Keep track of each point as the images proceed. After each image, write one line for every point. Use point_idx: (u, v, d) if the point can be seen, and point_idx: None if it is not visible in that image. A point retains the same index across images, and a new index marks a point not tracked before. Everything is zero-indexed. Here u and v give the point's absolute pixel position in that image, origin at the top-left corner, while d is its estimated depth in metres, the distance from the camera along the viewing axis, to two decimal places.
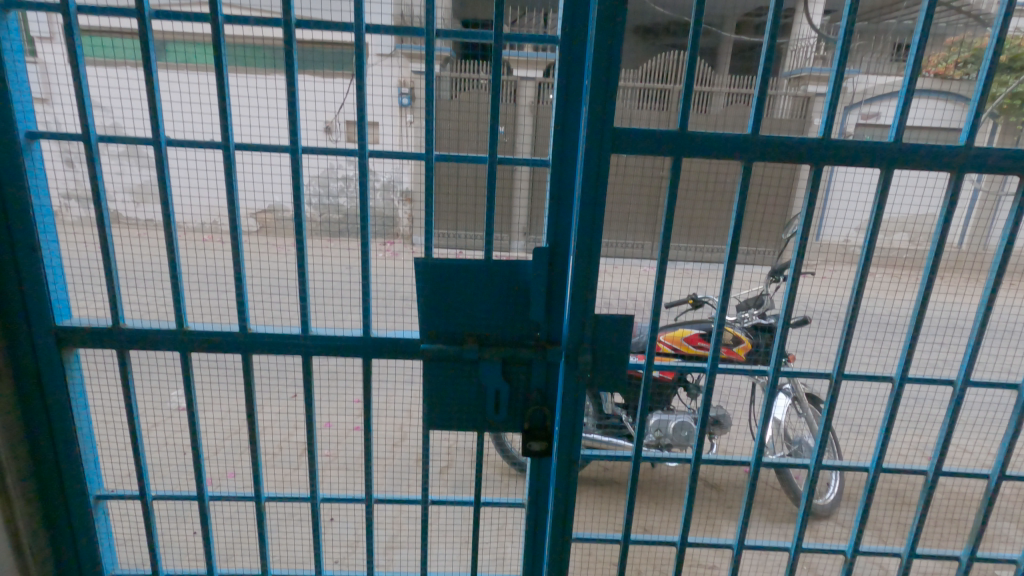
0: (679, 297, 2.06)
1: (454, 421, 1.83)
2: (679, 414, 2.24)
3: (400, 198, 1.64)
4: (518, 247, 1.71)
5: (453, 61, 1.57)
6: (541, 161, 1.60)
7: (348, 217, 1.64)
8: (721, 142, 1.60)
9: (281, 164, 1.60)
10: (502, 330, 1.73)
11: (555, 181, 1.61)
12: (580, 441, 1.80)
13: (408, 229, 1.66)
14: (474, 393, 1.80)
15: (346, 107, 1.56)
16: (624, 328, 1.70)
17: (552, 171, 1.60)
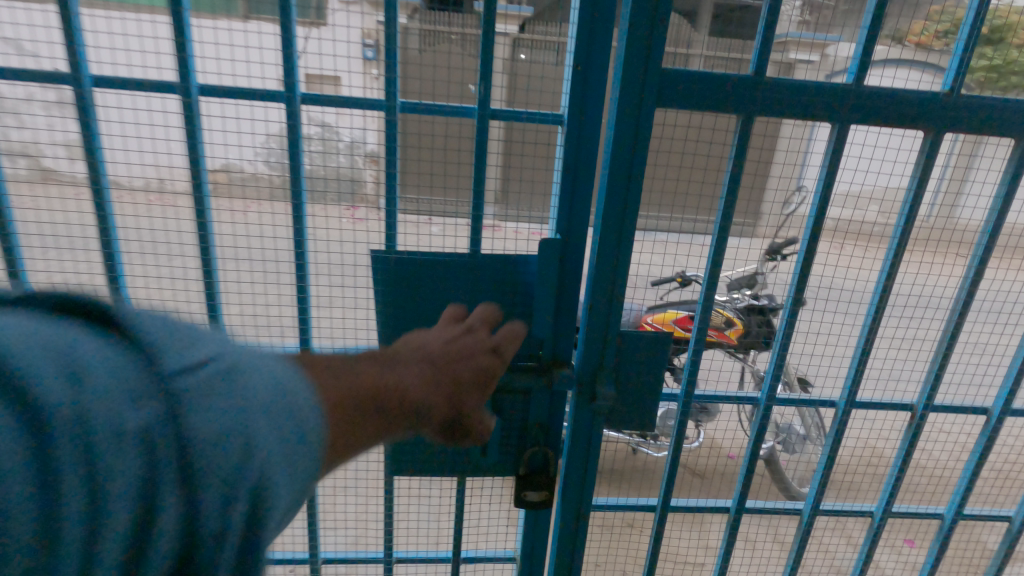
0: (667, 275, 1.95)
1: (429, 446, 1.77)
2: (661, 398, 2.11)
3: (365, 159, 1.49)
4: (490, 215, 1.56)
5: (421, 12, 1.38)
6: (548, 119, 1.50)
7: (272, 186, 1.50)
8: (739, 107, 1.53)
9: (166, 110, 1.40)
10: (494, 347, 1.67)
11: (567, 141, 1.49)
12: (587, 495, 1.83)
13: (375, 194, 1.52)
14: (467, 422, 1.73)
15: (266, 64, 1.39)
16: (649, 353, 1.68)
17: (562, 140, 1.50)
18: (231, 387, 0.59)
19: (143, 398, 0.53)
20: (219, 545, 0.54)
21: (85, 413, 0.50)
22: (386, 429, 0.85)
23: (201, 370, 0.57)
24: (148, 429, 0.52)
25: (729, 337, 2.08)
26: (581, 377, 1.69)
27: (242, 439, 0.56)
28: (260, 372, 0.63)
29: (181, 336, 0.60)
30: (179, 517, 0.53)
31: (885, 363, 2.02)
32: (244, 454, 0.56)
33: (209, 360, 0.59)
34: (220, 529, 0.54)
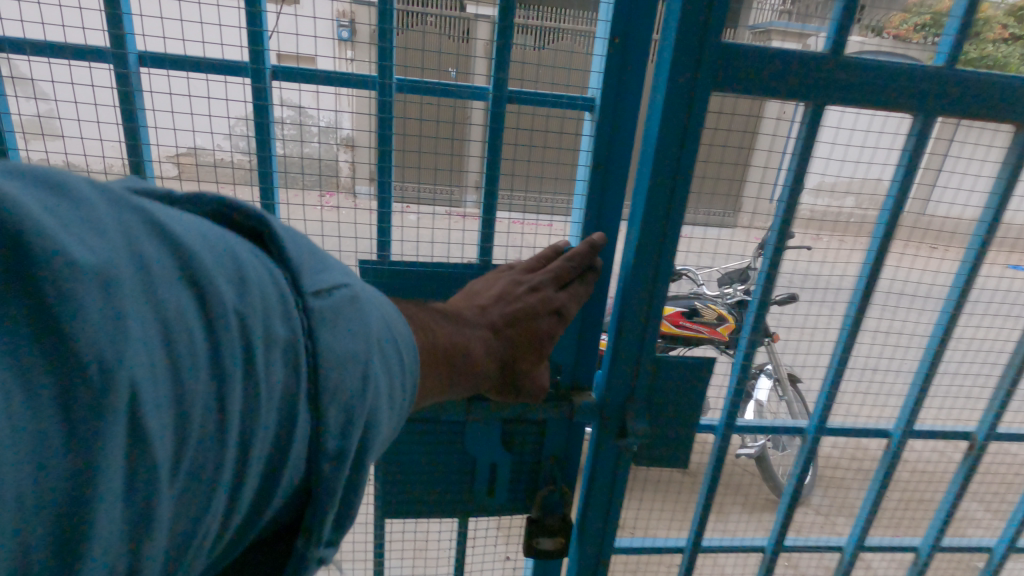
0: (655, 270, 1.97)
1: (438, 480, 1.78)
2: None
3: (341, 145, 1.43)
4: (470, 203, 1.56)
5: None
6: (580, 102, 1.48)
7: (239, 169, 1.43)
8: (809, 95, 1.44)
9: (93, 84, 1.31)
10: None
11: (602, 126, 1.46)
12: (609, 533, 1.80)
13: (350, 179, 1.47)
14: (482, 456, 1.73)
15: (215, 36, 1.30)
16: (683, 385, 1.63)
17: (591, 128, 1.49)
18: (351, 318, 0.75)
19: (290, 314, 0.68)
20: (338, 448, 0.70)
21: (250, 317, 0.62)
22: (458, 379, 1.10)
23: (330, 298, 0.73)
24: (291, 342, 0.67)
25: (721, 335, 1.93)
26: (607, 412, 1.65)
27: (358, 363, 0.73)
28: (370, 311, 0.81)
29: (315, 267, 0.76)
30: (310, 416, 0.69)
31: (950, 384, 1.99)
32: (364, 376, 0.74)
33: (336, 290, 0.75)
34: (339, 440, 0.70)
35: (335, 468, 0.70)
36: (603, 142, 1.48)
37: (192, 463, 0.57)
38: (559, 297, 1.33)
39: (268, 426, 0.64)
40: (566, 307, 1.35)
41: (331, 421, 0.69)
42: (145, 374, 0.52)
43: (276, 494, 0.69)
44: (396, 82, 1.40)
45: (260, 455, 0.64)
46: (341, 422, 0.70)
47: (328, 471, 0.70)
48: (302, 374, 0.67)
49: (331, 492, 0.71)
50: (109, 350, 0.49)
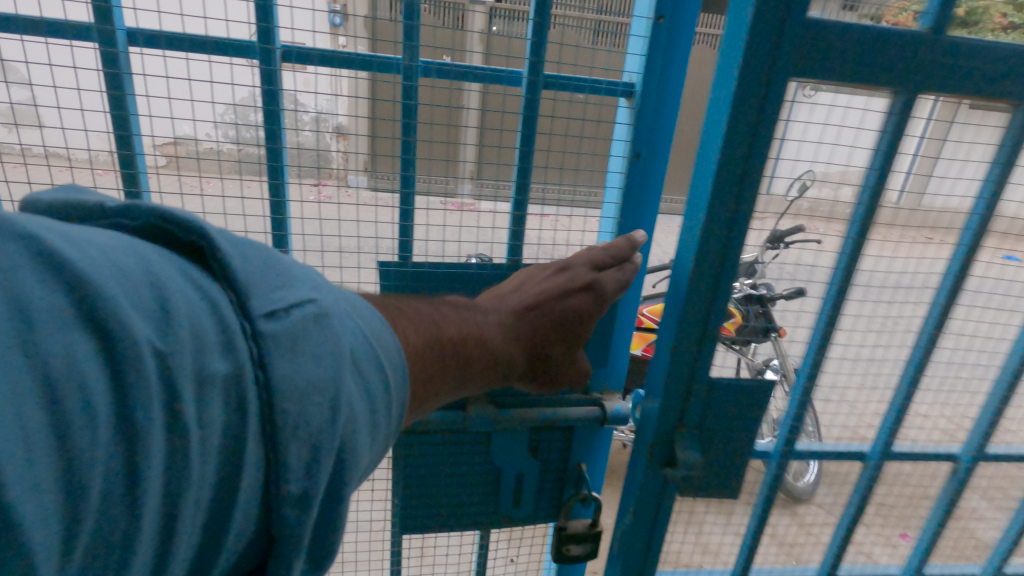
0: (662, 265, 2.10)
1: (463, 492, 1.75)
2: None
3: (333, 134, 1.39)
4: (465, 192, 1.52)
5: None
6: (619, 87, 1.46)
7: (246, 157, 1.38)
8: (900, 83, 1.35)
9: (76, 66, 1.25)
10: (544, 402, 1.63)
11: (647, 114, 1.44)
12: (653, 548, 1.79)
13: (341, 170, 1.44)
14: (511, 466, 1.71)
15: (216, 13, 1.25)
16: (740, 407, 1.59)
17: (629, 115, 1.47)
18: (312, 343, 0.72)
19: (228, 350, 0.65)
20: (293, 487, 0.70)
21: (171, 359, 0.59)
22: (467, 367, 1.15)
23: (285, 324, 0.70)
24: (230, 380, 0.65)
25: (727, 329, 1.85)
26: (655, 440, 1.61)
27: (316, 395, 0.71)
28: (340, 330, 0.78)
29: (269, 287, 0.73)
30: (259, 454, 0.68)
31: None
32: (329, 408, 0.72)
33: (293, 314, 0.72)
34: (298, 475, 0.70)
35: (292, 507, 0.71)
36: (643, 128, 1.45)
37: (110, 524, 0.56)
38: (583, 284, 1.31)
39: (203, 473, 0.63)
40: (587, 295, 1.32)
41: (283, 459, 0.69)
42: (25, 446, 0.48)
43: (229, 539, 0.68)
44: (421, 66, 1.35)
45: (196, 503, 0.63)
46: (297, 459, 0.70)
47: (286, 511, 0.70)
48: (244, 411, 0.66)
49: (295, 530, 0.71)
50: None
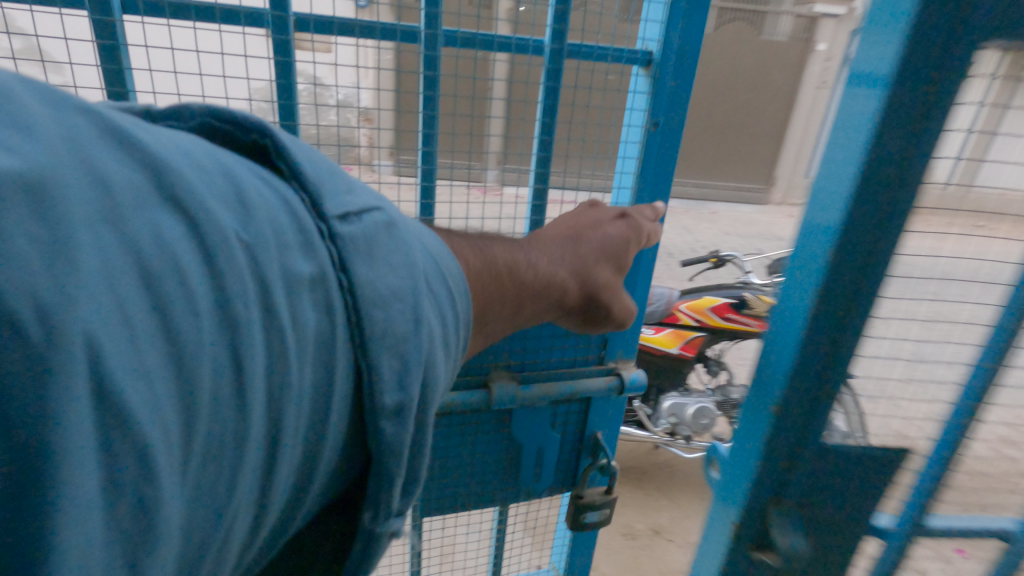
0: (699, 256, 1.92)
1: (478, 469, 1.64)
2: (698, 397, 1.74)
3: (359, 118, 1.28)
4: (491, 177, 1.40)
5: None
6: (638, 56, 1.32)
7: None
8: None
9: (65, 37, 1.12)
10: (566, 374, 1.54)
11: (667, 88, 1.32)
12: None
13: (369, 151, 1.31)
14: (531, 441, 1.62)
15: None
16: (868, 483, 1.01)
17: (647, 85, 1.33)
18: (388, 247, 0.64)
19: (310, 249, 0.57)
20: (389, 405, 0.62)
21: (256, 250, 0.51)
22: (529, 297, 1.04)
23: (361, 227, 0.62)
24: (317, 282, 0.56)
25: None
26: (741, 518, 1.07)
27: (400, 302, 0.63)
28: (409, 242, 0.69)
29: (337, 190, 0.64)
30: (350, 372, 0.60)
31: None
32: (412, 320, 0.63)
33: (366, 218, 0.63)
34: (396, 396, 0.62)
35: (393, 427, 0.63)
36: (659, 101, 1.33)
37: (217, 435, 0.48)
38: (623, 223, 1.21)
39: (302, 387, 0.55)
40: (635, 235, 1.21)
41: (376, 373, 0.60)
42: (121, 332, 0.40)
43: (323, 465, 0.62)
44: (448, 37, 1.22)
45: (297, 419, 0.55)
46: (391, 373, 0.61)
47: (385, 429, 0.63)
48: (332, 320, 0.57)
49: (395, 453, 0.65)
50: (55, 298, 0.36)
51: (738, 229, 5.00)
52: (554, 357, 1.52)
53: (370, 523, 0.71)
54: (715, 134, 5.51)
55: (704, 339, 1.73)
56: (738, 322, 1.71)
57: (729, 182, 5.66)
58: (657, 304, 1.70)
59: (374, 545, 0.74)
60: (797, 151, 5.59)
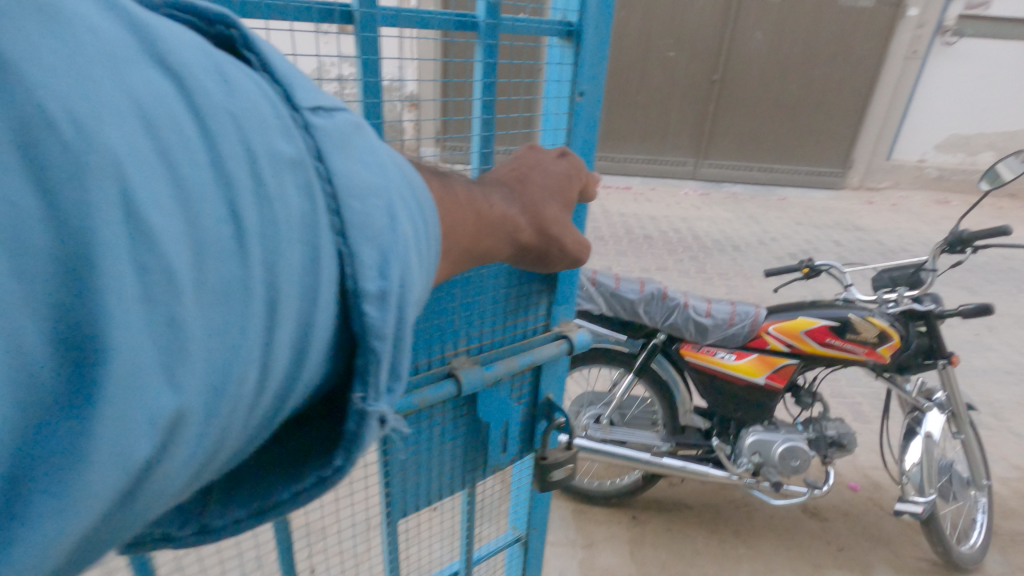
0: (787, 265, 1.65)
1: (426, 471, 1.08)
2: (787, 433, 1.49)
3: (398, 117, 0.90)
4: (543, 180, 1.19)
5: None
6: (553, 27, 0.81)
7: None
8: None
9: None
10: (522, 340, 1.07)
11: (596, 58, 0.83)
12: None
13: None
14: (501, 415, 1.10)
15: None
16: None
17: (566, 53, 0.84)
18: (370, 148, 0.40)
19: (288, 126, 0.34)
20: (372, 292, 0.37)
21: (245, 124, 0.31)
22: (490, 227, 0.64)
23: (339, 122, 0.38)
24: (302, 168, 0.34)
25: (882, 355, 1.43)
26: None
27: (383, 198, 0.38)
28: (387, 147, 0.44)
29: (310, 86, 0.39)
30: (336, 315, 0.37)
31: None
32: (395, 214, 0.39)
33: (338, 112, 0.39)
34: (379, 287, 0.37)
35: (380, 312, 0.37)
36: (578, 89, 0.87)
37: (198, 351, 0.28)
38: (564, 156, 0.78)
39: (295, 306, 0.33)
40: (582, 170, 0.80)
41: (355, 262, 0.36)
42: (142, 213, 0.26)
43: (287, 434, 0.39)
44: (383, 15, 0.69)
45: (281, 344, 0.33)
46: (373, 259, 0.37)
47: (368, 315, 0.37)
48: (321, 219, 0.34)
49: (377, 338, 0.38)
50: (83, 134, 0.24)
51: (811, 218, 4.58)
52: (506, 319, 1.03)
53: (358, 409, 0.40)
54: (787, 114, 5.02)
55: (796, 367, 1.46)
56: (839, 347, 1.43)
57: (800, 167, 5.20)
58: (741, 323, 1.47)
59: (359, 448, 0.42)
60: (878, 131, 5.08)
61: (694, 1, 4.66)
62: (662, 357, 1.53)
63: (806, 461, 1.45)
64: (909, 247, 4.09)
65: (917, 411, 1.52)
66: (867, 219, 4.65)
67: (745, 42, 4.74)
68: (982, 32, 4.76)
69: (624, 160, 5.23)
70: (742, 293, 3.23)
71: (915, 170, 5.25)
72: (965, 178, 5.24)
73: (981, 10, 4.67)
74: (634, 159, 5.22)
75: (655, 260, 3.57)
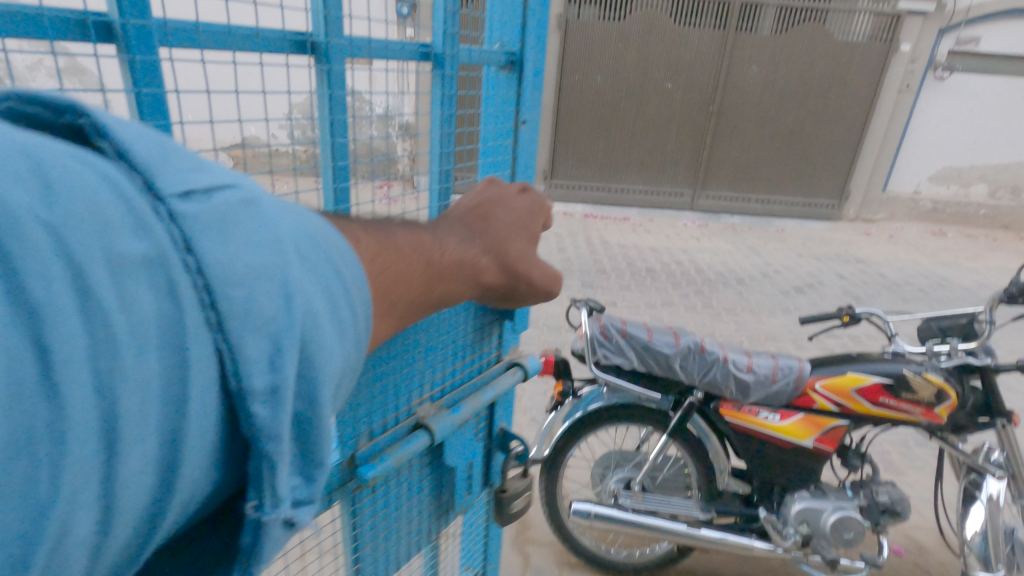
0: (825, 312, 1.53)
1: (391, 537, 0.92)
2: (839, 501, 1.36)
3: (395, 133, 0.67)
4: None
5: None
6: (495, 55, 0.78)
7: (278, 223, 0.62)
8: None
9: None
10: (479, 373, 0.95)
11: (535, 85, 0.82)
12: None
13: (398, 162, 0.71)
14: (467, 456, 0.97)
15: None
16: None
17: (506, 81, 0.81)
18: (265, 222, 0.32)
19: (142, 217, 0.27)
20: (261, 389, 0.30)
21: (67, 233, 0.24)
22: (444, 276, 0.52)
23: (219, 200, 0.30)
24: (156, 266, 0.27)
25: (939, 416, 1.32)
26: None
27: (276, 277, 0.31)
28: (291, 213, 0.36)
29: (183, 162, 0.31)
30: (215, 431, 0.29)
31: None
32: (292, 295, 0.31)
33: (220, 188, 0.31)
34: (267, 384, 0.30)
35: (271, 411, 0.30)
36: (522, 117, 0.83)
37: None
38: (527, 188, 0.66)
39: (147, 435, 0.26)
40: (547, 201, 0.68)
41: (237, 360, 0.29)
42: None
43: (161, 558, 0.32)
44: (353, 44, 0.62)
45: (127, 483, 0.26)
46: (260, 349, 0.30)
47: (256, 417, 0.30)
48: (186, 319, 0.27)
49: (270, 439, 0.31)
50: None
51: (812, 250, 4.53)
52: (465, 355, 0.91)
53: (252, 519, 0.33)
54: (783, 146, 5.02)
55: (846, 428, 1.34)
56: (895, 407, 1.32)
57: (796, 198, 5.18)
58: (786, 379, 1.33)
59: (260, 561, 0.35)
60: (873, 163, 5.10)
61: (692, 34, 4.67)
62: (697, 416, 1.40)
63: (859, 531, 1.32)
64: (912, 280, 4.05)
65: (974, 473, 1.40)
66: (866, 251, 4.62)
67: (741, 74, 4.76)
68: (972, 67, 4.84)
69: (621, 190, 5.18)
70: (752, 329, 3.11)
71: (909, 202, 5.28)
72: (958, 211, 5.26)
73: (970, 46, 4.76)
74: (631, 189, 5.16)
75: (659, 295, 3.46)
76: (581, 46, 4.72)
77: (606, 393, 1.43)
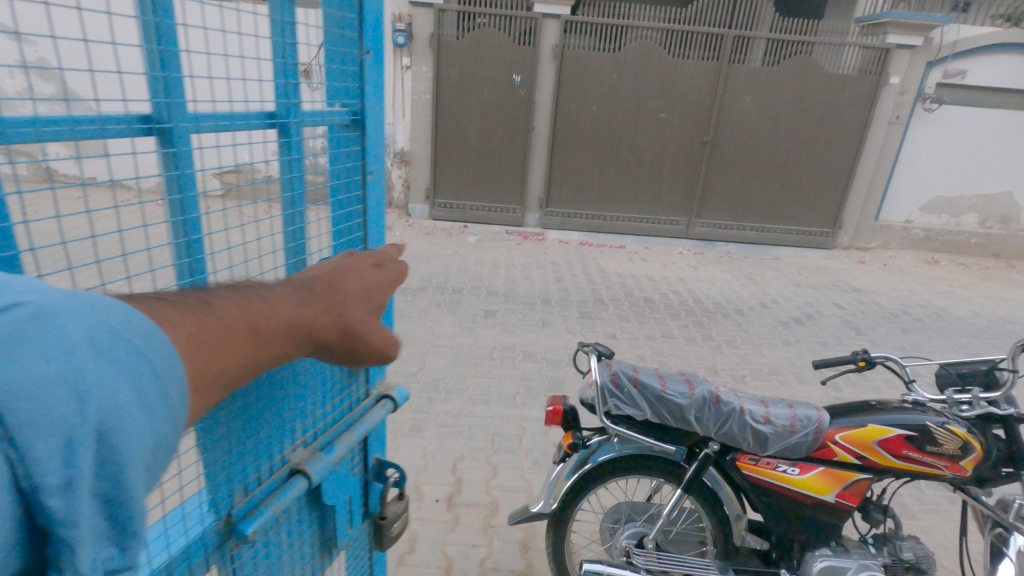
0: (838, 357, 1.49)
1: None
2: (862, 560, 1.28)
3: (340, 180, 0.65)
4: None
5: None
6: (338, 114, 0.77)
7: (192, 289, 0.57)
8: None
9: None
10: (348, 411, 0.90)
11: (377, 139, 0.85)
12: None
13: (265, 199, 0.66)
14: (344, 492, 0.91)
15: None
16: None
17: (352, 137, 0.81)
18: (65, 328, 0.32)
19: None
20: (53, 484, 0.30)
21: None
22: (278, 342, 0.47)
23: (8, 319, 0.30)
24: None
25: (964, 468, 1.27)
26: None
27: (69, 378, 0.31)
28: (105, 306, 0.36)
29: None
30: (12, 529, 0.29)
31: None
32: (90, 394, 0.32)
33: (11, 306, 0.31)
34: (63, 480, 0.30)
35: (71, 501, 0.31)
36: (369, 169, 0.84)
37: None
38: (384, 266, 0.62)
39: None
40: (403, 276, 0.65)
41: (26, 465, 0.29)
42: None
43: None
44: (186, 125, 0.56)
45: None
46: (50, 450, 0.30)
47: (52, 509, 0.30)
48: None
49: (68, 528, 0.31)
50: None
51: (807, 279, 4.52)
52: (335, 395, 0.86)
53: None
54: (775, 175, 5.05)
55: (869, 482, 1.29)
56: (919, 461, 1.26)
57: (790, 226, 5.20)
58: (805, 431, 1.28)
59: None
60: (865, 193, 5.14)
61: (684, 66, 4.72)
62: (713, 469, 1.34)
63: None
64: (910, 310, 4.03)
65: (999, 527, 1.34)
66: (862, 280, 4.63)
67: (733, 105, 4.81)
68: (959, 100, 4.92)
69: (616, 218, 5.17)
70: (754, 362, 3.06)
71: (901, 230, 5.31)
72: (950, 240, 5.30)
73: (957, 79, 4.84)
74: (625, 217, 5.15)
75: (659, 327, 3.42)
76: (574, 77, 4.76)
77: (617, 444, 1.36)
